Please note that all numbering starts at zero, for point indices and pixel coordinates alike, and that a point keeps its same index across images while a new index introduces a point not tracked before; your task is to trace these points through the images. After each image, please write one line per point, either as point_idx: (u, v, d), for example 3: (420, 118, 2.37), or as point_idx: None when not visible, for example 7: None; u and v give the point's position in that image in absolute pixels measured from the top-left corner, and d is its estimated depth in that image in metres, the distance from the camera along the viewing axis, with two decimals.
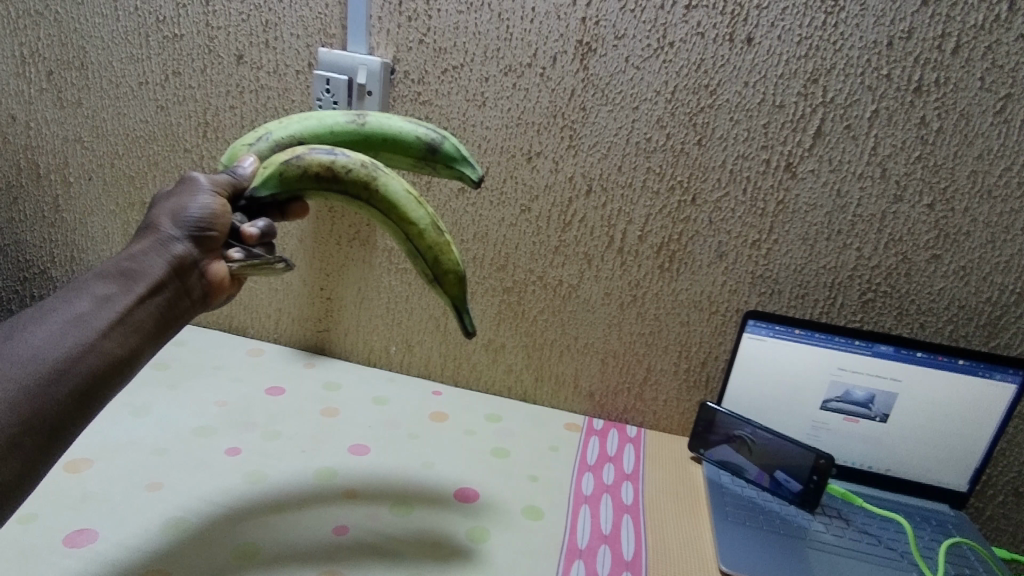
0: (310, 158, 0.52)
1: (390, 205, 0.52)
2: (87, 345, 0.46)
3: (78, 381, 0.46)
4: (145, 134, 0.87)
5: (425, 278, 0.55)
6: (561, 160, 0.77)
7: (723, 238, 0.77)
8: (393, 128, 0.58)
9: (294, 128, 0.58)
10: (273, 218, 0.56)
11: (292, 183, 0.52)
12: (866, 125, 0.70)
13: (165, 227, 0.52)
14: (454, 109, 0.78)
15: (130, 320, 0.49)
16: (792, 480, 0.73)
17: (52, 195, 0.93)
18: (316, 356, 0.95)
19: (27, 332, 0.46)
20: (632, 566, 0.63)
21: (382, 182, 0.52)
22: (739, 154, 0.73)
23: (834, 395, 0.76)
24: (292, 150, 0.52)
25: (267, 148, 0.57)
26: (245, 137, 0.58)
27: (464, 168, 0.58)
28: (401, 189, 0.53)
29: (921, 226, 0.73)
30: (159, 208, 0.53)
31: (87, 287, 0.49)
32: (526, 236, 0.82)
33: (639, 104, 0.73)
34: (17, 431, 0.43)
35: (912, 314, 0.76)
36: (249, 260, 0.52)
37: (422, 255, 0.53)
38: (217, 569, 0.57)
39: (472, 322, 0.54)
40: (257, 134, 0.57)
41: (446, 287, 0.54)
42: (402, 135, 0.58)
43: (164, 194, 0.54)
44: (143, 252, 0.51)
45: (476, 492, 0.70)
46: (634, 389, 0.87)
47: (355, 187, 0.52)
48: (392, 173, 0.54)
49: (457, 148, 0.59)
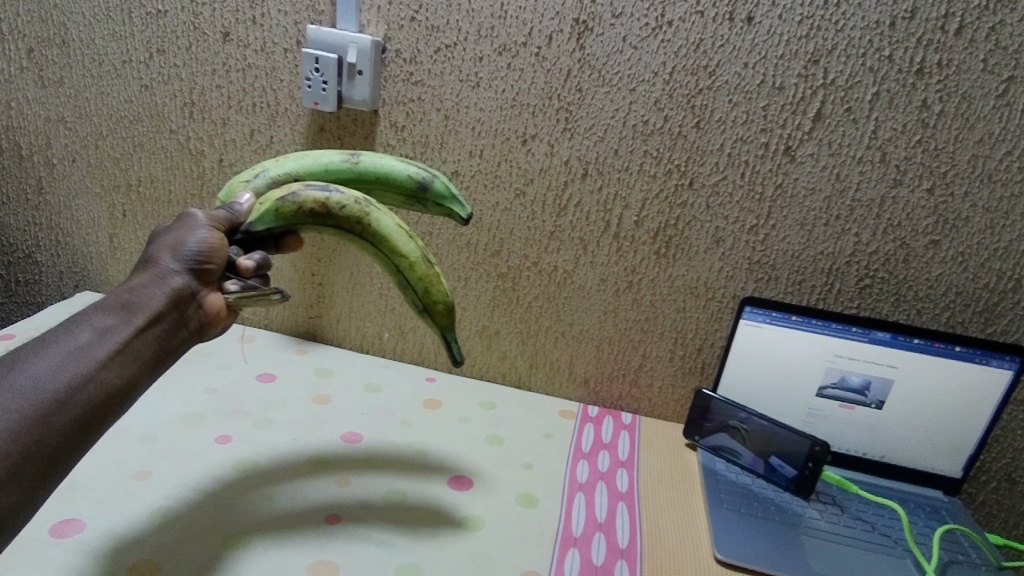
0: (305, 195, 0.53)
1: (382, 239, 0.54)
2: (87, 374, 0.46)
3: (76, 405, 0.45)
4: (130, 114, 0.84)
5: (416, 307, 0.57)
6: (557, 143, 0.76)
7: (720, 223, 0.76)
8: (386, 166, 0.59)
9: (290, 166, 0.59)
10: (267, 249, 0.57)
11: (287, 220, 0.53)
12: (866, 108, 0.69)
13: (164, 260, 0.52)
14: (447, 89, 0.76)
15: (129, 350, 0.49)
16: (787, 465, 0.73)
17: (34, 176, 0.90)
18: (308, 342, 0.94)
19: (27, 363, 0.44)
20: (627, 554, 0.62)
21: (375, 217, 0.53)
22: (738, 137, 0.72)
23: (830, 382, 0.76)
24: (287, 187, 0.54)
25: (263, 185, 0.57)
26: (242, 175, 0.59)
27: (453, 207, 0.59)
28: (393, 224, 0.54)
29: (920, 211, 0.72)
30: (158, 243, 0.53)
31: (88, 319, 0.48)
32: (522, 220, 0.80)
33: (637, 86, 0.72)
34: (18, 459, 0.41)
35: (909, 300, 0.76)
36: (246, 292, 0.53)
37: (412, 286, 0.55)
38: (205, 557, 0.56)
39: (461, 352, 0.56)
40: (253, 172, 0.58)
41: (435, 317, 0.55)
42: (394, 175, 0.59)
43: (162, 229, 0.55)
44: (142, 285, 0.51)
45: (471, 479, 0.70)
46: (629, 376, 0.86)
47: (348, 223, 0.53)
48: (385, 208, 0.55)
49: (447, 186, 0.59)
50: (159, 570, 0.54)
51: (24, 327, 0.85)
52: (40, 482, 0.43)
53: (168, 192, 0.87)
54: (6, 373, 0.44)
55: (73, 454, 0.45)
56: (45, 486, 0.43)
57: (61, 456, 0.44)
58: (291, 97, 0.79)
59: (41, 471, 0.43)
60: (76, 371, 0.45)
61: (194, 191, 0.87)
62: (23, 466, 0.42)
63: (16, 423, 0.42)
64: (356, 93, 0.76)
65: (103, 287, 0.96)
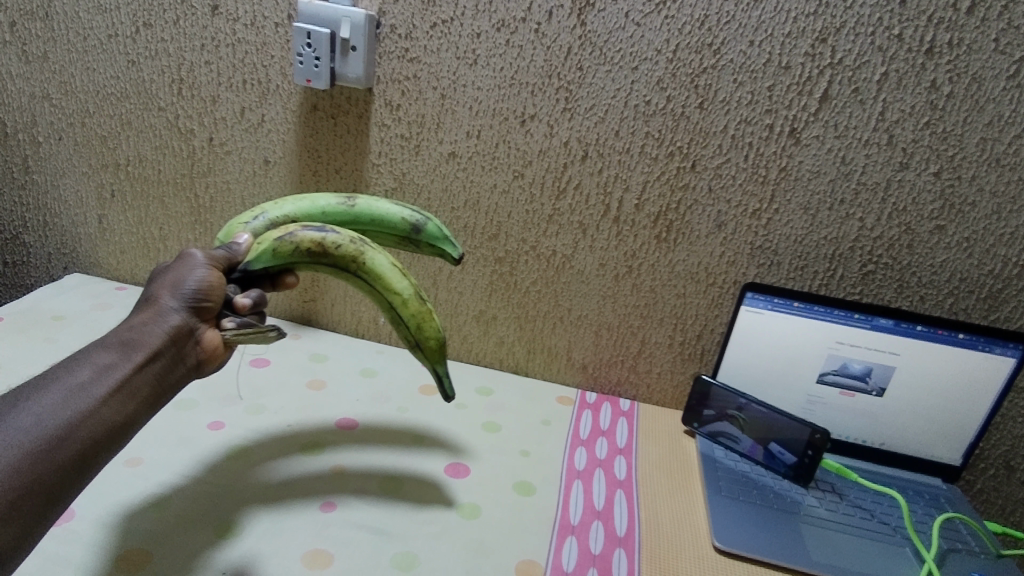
0: (302, 234, 0.54)
1: (376, 277, 0.55)
2: (87, 411, 0.45)
3: (75, 441, 0.44)
4: (117, 91, 0.82)
5: (407, 343, 0.57)
6: (557, 124, 0.74)
7: (722, 207, 0.74)
8: (381, 210, 0.61)
9: (288, 209, 0.60)
10: (264, 288, 0.57)
11: (284, 258, 0.54)
12: (874, 88, 0.67)
13: (163, 298, 0.51)
14: (443, 67, 0.74)
15: (129, 387, 0.47)
16: (786, 452, 0.72)
17: (20, 155, 0.88)
18: (302, 327, 0.92)
19: (28, 401, 0.43)
20: (625, 543, 0.62)
21: (369, 256, 0.55)
22: (742, 119, 0.70)
23: (831, 369, 0.75)
24: (285, 228, 0.55)
25: (261, 226, 0.59)
26: (241, 216, 0.60)
27: (446, 247, 0.61)
28: (387, 263, 0.56)
29: (926, 195, 0.70)
30: (157, 282, 0.53)
31: (88, 357, 0.47)
32: (519, 203, 0.79)
33: (639, 64, 0.70)
34: (18, 495, 0.40)
35: (912, 286, 0.74)
36: (241, 328, 0.52)
37: (404, 322, 0.56)
38: (198, 545, 0.55)
39: (451, 386, 0.57)
40: (253, 213, 0.60)
41: (426, 352, 0.56)
42: (388, 218, 0.61)
43: (162, 269, 0.54)
44: (141, 323, 0.50)
45: (468, 466, 0.69)
46: (627, 362, 0.85)
47: (343, 261, 0.55)
48: (379, 248, 0.57)
49: (439, 228, 0.61)
50: (151, 558, 0.53)
51: (11, 311, 0.83)
52: (39, 517, 0.42)
53: (158, 171, 0.86)
54: (6, 411, 0.43)
55: (74, 487, 0.44)
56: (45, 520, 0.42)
57: (61, 489, 0.43)
58: (282, 74, 0.77)
59: (41, 494, 0.41)
60: (76, 408, 0.44)
61: (184, 171, 0.85)
62: (22, 501, 0.41)
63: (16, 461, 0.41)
64: (350, 70, 0.74)
65: (94, 269, 0.94)
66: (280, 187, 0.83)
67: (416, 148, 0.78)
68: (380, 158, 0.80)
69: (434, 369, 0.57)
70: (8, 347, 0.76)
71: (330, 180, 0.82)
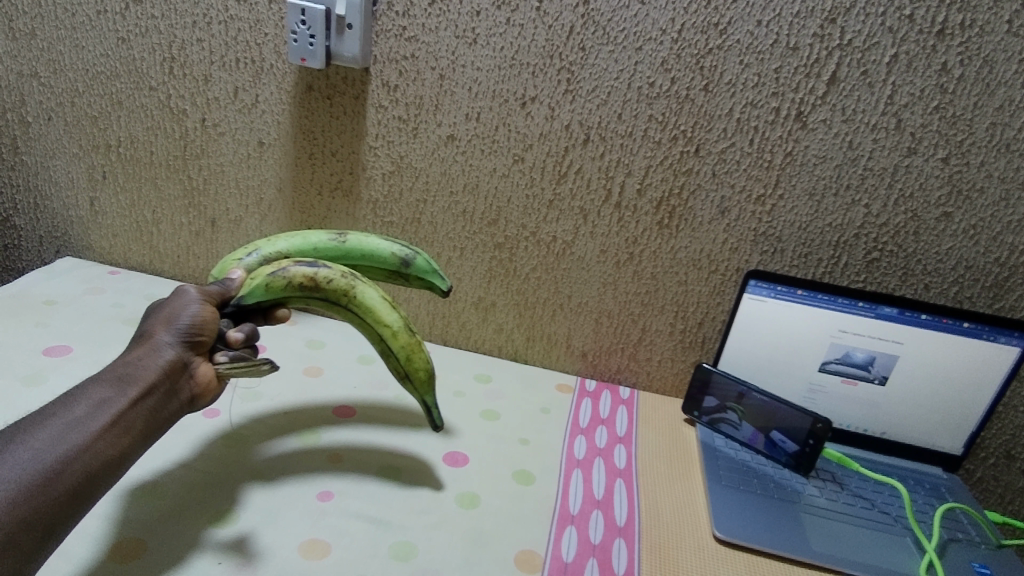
0: (294, 270, 0.55)
1: (367, 310, 0.57)
2: (83, 446, 0.44)
3: (70, 475, 0.43)
4: (107, 70, 0.80)
5: (397, 374, 0.59)
6: (558, 106, 0.73)
7: (726, 193, 0.73)
8: (371, 245, 0.63)
9: (281, 245, 0.61)
10: (257, 322, 0.58)
11: (277, 293, 0.55)
12: (883, 71, 0.66)
13: (158, 333, 0.51)
14: (442, 46, 0.72)
15: (122, 421, 0.47)
16: (788, 440, 0.71)
17: (9, 135, 0.87)
18: (298, 314, 0.91)
19: (25, 436, 0.43)
20: (625, 532, 0.61)
21: (360, 290, 0.56)
22: (748, 102, 0.69)
23: (834, 357, 0.74)
24: (277, 264, 0.56)
25: (255, 263, 0.59)
26: (234, 253, 0.60)
27: (435, 280, 0.63)
28: (376, 295, 0.57)
29: (933, 180, 0.69)
30: (152, 318, 0.53)
31: (84, 392, 0.47)
32: (519, 188, 0.77)
33: (643, 45, 0.68)
34: (15, 529, 0.40)
35: (917, 274, 0.73)
36: (234, 361, 0.53)
37: (394, 353, 0.57)
38: (192, 534, 0.54)
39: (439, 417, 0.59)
40: (247, 250, 0.60)
41: (417, 383, 0.58)
42: (377, 253, 0.62)
43: (157, 305, 0.55)
44: (136, 357, 0.50)
45: (466, 455, 0.68)
46: (627, 350, 0.84)
47: (335, 295, 0.56)
48: (369, 281, 0.58)
49: (428, 262, 0.63)
50: (144, 548, 0.52)
51: (3, 294, 0.82)
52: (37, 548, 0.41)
53: (150, 153, 0.84)
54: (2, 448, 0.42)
55: (72, 516, 0.43)
56: (43, 551, 0.41)
57: (57, 522, 0.42)
58: (277, 52, 0.75)
59: (38, 528, 0.41)
60: (72, 443, 0.44)
61: (177, 153, 0.83)
62: (18, 534, 0.40)
63: (14, 493, 0.40)
64: (346, 49, 0.72)
65: (86, 253, 0.93)
66: (276, 170, 0.82)
67: (414, 131, 0.77)
68: (377, 140, 0.78)
69: (423, 400, 0.59)
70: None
71: (326, 163, 0.80)
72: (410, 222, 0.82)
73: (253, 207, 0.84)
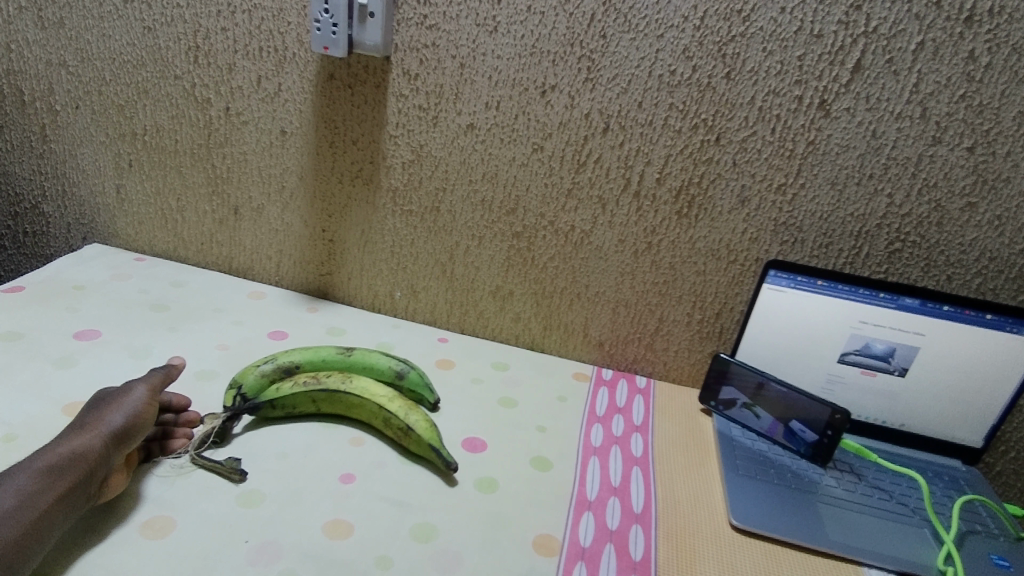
0: (303, 391, 0.65)
1: (360, 398, 0.65)
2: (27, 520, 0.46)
3: None
4: (133, 59, 0.82)
5: (392, 437, 0.65)
6: (578, 95, 0.72)
7: (747, 182, 0.73)
8: (372, 392, 0.65)
9: (290, 365, 0.71)
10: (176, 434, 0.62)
11: (302, 403, 0.66)
12: (909, 58, 0.65)
13: (91, 428, 0.55)
14: (463, 35, 0.72)
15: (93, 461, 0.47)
16: (808, 430, 0.70)
17: (38, 123, 0.88)
18: (319, 300, 0.91)
19: None
20: (641, 519, 0.61)
21: (356, 387, 0.66)
22: (770, 90, 0.68)
23: (853, 348, 0.73)
24: (292, 384, 0.66)
25: (271, 370, 0.69)
26: (251, 364, 0.70)
27: (437, 449, 0.61)
28: (368, 385, 0.66)
29: (958, 170, 0.68)
30: (91, 414, 0.57)
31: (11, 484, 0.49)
32: (538, 176, 0.77)
33: (665, 32, 0.68)
34: None
35: (940, 265, 0.72)
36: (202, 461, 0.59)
37: (387, 430, 0.65)
38: (219, 513, 0.55)
39: (431, 470, 0.63)
40: (264, 360, 0.70)
41: (410, 444, 0.63)
42: (380, 364, 0.73)
43: (94, 404, 0.59)
44: (69, 445, 0.53)
45: (484, 441, 0.68)
46: (644, 339, 0.84)
47: (334, 390, 0.66)
48: (364, 382, 0.66)
49: (430, 435, 0.62)
50: (174, 524, 0.53)
51: (33, 278, 0.84)
52: None
53: (174, 141, 0.85)
54: None
55: None
56: None
57: None
58: (299, 41, 0.76)
59: None
60: None
61: (201, 142, 0.84)
62: None
63: None
64: (367, 37, 0.73)
65: (112, 240, 0.95)
66: (298, 159, 0.83)
67: (434, 120, 0.77)
68: (397, 129, 0.78)
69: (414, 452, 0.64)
70: (31, 315, 0.76)
71: (346, 152, 0.81)
72: (429, 211, 0.82)
73: (275, 195, 0.85)
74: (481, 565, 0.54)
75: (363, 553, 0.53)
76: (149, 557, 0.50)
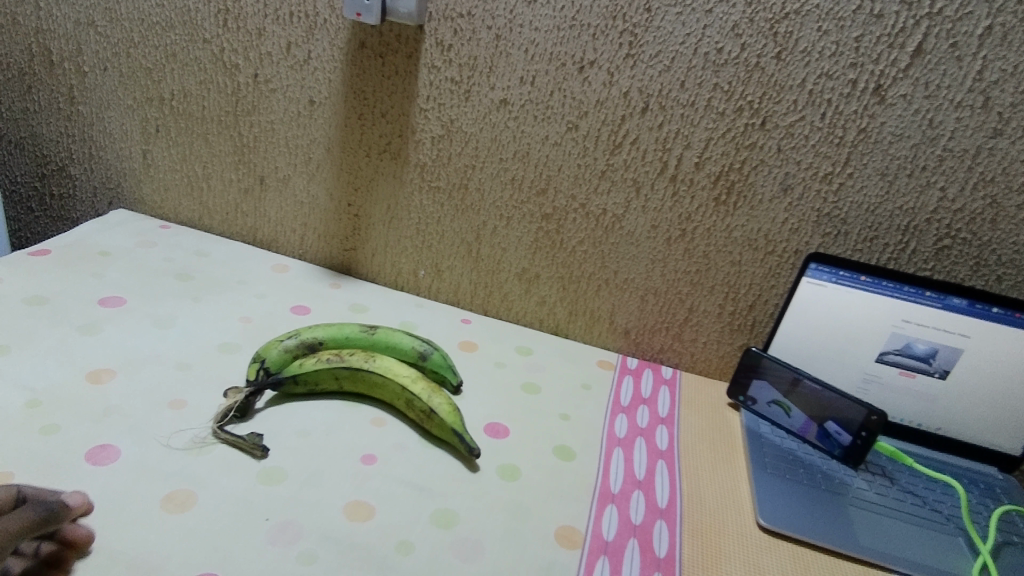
0: (326, 368, 0.64)
1: (383, 377, 0.64)
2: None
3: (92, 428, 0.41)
4: (163, 20, 0.80)
5: (415, 420, 0.64)
6: (617, 71, 0.69)
7: (791, 169, 0.69)
8: (395, 372, 0.64)
9: (314, 340, 0.70)
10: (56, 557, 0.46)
11: (324, 380, 0.65)
12: (974, 44, 0.61)
13: None
14: (500, 4, 0.70)
15: None
16: (843, 432, 0.67)
17: (66, 84, 0.88)
18: (341, 276, 0.90)
19: None
20: (666, 515, 0.60)
21: (379, 366, 0.64)
22: (823, 72, 0.64)
23: (893, 348, 0.70)
24: (314, 360, 0.65)
25: (293, 346, 0.69)
26: (274, 339, 0.69)
27: (461, 438, 0.60)
28: (391, 365, 0.65)
29: (1019, 164, 0.64)
30: None
31: None
32: (571, 157, 0.75)
33: (713, 7, 0.65)
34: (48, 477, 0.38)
35: (991, 265, 0.69)
36: (229, 438, 0.58)
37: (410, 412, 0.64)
38: (237, 490, 0.54)
39: (456, 458, 0.62)
40: (287, 334, 0.69)
41: (433, 428, 0.62)
42: (403, 344, 0.72)
43: None
44: None
45: (506, 427, 0.67)
46: (672, 329, 0.82)
47: (358, 368, 0.64)
48: (387, 362, 0.65)
49: (455, 421, 0.60)
50: (196, 499, 0.53)
51: (60, 243, 0.84)
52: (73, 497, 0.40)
53: (202, 108, 0.84)
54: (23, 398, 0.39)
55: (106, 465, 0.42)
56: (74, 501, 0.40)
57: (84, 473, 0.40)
58: (331, 7, 0.74)
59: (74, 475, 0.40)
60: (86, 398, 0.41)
61: (228, 109, 0.83)
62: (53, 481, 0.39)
63: None
64: (401, 4, 0.71)
65: (138, 206, 0.94)
66: (325, 129, 0.81)
67: (466, 94, 0.75)
68: (428, 102, 0.76)
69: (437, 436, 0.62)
70: (58, 280, 0.76)
71: (375, 124, 0.79)
72: (457, 188, 0.80)
73: (301, 166, 0.84)
74: (502, 555, 0.52)
75: (382, 537, 0.52)
76: (169, 534, 0.49)
